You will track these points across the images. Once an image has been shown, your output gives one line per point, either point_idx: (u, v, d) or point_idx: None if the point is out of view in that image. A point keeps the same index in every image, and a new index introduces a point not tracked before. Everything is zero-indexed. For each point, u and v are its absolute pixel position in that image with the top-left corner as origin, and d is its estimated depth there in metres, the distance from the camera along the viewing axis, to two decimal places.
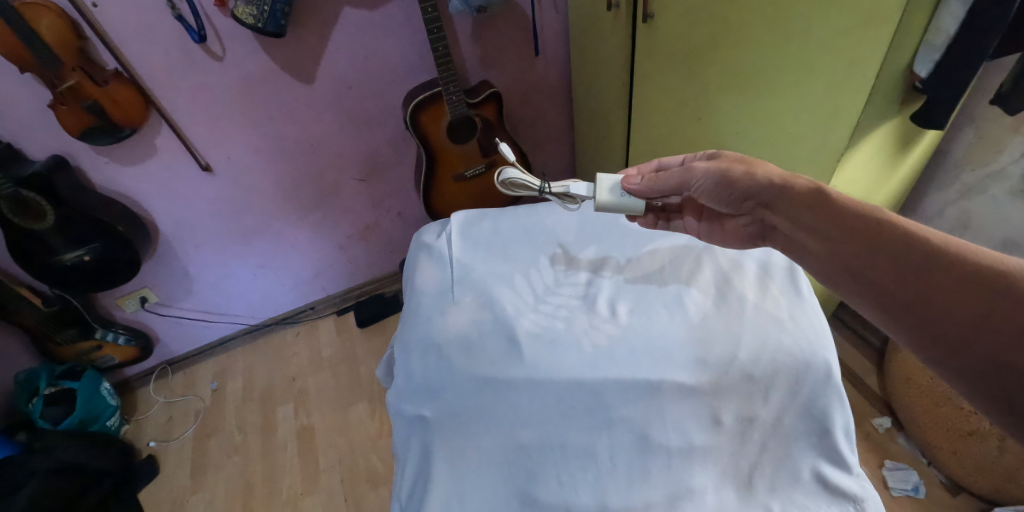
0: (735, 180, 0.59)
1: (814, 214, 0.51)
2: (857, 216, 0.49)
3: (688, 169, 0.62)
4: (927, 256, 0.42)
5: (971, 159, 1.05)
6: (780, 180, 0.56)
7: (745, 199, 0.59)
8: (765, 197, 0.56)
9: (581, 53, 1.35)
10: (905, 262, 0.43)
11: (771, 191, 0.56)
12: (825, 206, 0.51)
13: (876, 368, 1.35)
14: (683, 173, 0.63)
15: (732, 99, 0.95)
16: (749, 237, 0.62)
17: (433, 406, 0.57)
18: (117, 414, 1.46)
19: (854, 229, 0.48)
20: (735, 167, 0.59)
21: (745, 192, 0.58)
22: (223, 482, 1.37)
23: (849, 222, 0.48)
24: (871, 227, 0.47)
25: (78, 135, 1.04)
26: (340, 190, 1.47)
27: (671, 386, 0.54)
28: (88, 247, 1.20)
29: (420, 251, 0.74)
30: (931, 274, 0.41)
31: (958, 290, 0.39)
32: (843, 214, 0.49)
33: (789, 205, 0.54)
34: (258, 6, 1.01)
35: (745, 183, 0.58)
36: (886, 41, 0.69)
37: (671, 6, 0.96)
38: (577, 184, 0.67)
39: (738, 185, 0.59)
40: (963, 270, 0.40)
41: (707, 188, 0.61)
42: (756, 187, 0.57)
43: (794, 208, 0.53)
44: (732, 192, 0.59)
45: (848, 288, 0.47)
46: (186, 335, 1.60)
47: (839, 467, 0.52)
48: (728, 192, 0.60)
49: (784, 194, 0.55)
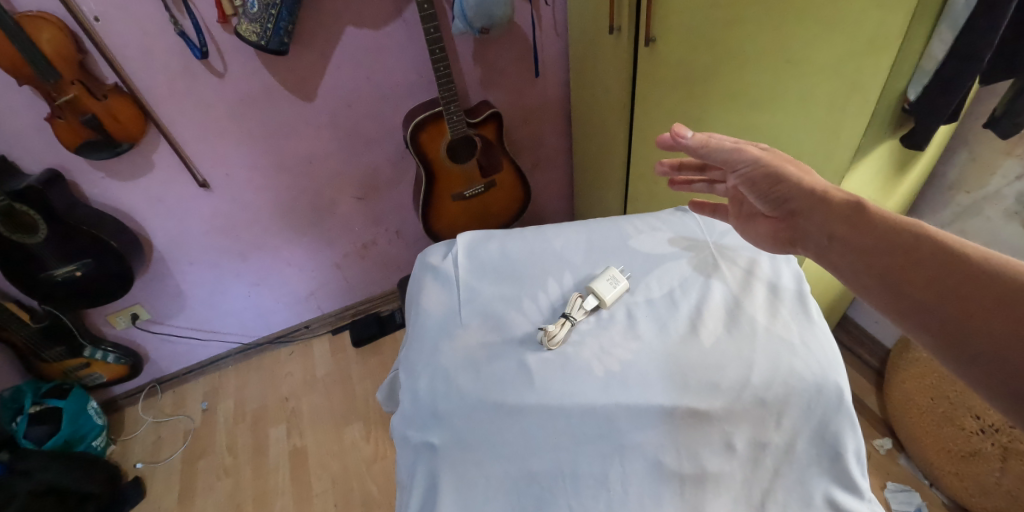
0: (781, 177, 0.56)
1: (853, 225, 0.48)
2: (894, 229, 0.46)
3: (739, 149, 0.59)
4: (970, 275, 0.40)
5: (965, 182, 1.06)
6: (822, 191, 0.53)
7: (783, 203, 0.56)
8: (800, 203, 0.54)
9: (580, 74, 1.37)
10: (947, 278, 0.41)
11: (811, 200, 0.53)
12: (861, 220, 0.48)
13: (875, 390, 1.36)
14: (734, 150, 0.60)
15: (730, 123, 0.97)
16: (781, 243, 0.59)
17: (440, 432, 0.55)
18: (103, 434, 1.41)
19: (894, 244, 0.45)
20: (786, 166, 0.56)
21: (784, 194, 0.56)
22: (212, 506, 1.33)
23: (886, 235, 0.46)
24: (911, 240, 0.44)
25: (74, 149, 1.03)
26: (339, 207, 1.47)
27: (683, 411, 0.54)
28: (81, 261, 1.18)
29: (425, 273, 0.73)
30: (973, 293, 0.39)
31: (1006, 312, 0.37)
32: (880, 229, 0.47)
33: (822, 218, 0.51)
34: (261, 23, 1.01)
35: (789, 183, 0.55)
36: (886, 66, 0.71)
37: (671, 31, 0.99)
38: (600, 282, 0.65)
39: (782, 183, 0.56)
40: (1010, 289, 0.37)
41: (749, 176, 0.58)
42: (797, 193, 0.54)
43: (830, 220, 0.50)
44: (773, 189, 0.57)
45: (885, 304, 0.44)
46: (177, 353, 1.56)
47: (850, 492, 0.52)
48: (770, 189, 0.57)
49: (818, 204, 0.52)
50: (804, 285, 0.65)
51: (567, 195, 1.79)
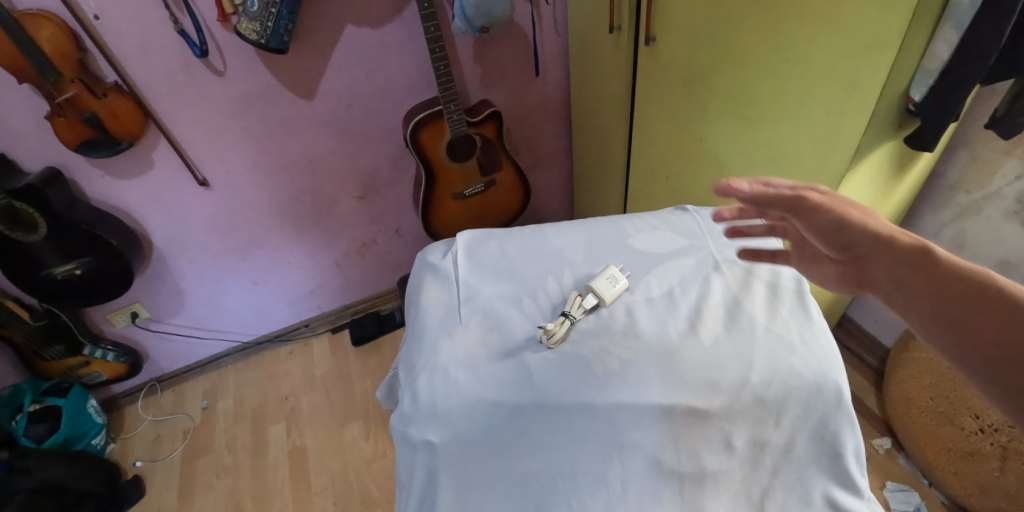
0: (848, 225, 0.47)
1: (923, 273, 0.40)
2: (968, 277, 0.38)
3: (799, 197, 0.50)
4: None
5: (966, 182, 1.06)
6: (890, 236, 0.44)
7: (849, 252, 0.47)
8: (868, 250, 0.44)
9: (580, 73, 1.37)
10: None
11: (879, 246, 0.44)
12: (930, 266, 0.40)
13: (875, 389, 1.36)
14: (794, 199, 0.50)
15: (729, 121, 0.97)
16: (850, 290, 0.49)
17: (439, 430, 0.55)
18: (102, 433, 1.41)
19: (968, 292, 0.37)
20: (852, 211, 0.47)
21: (853, 243, 0.46)
22: (211, 504, 1.33)
23: (959, 282, 0.38)
24: (986, 287, 0.37)
25: (74, 148, 1.02)
26: (339, 206, 1.47)
27: (683, 410, 0.54)
28: (80, 260, 1.18)
29: (425, 271, 0.73)
30: None
31: None
32: (952, 276, 0.39)
33: (889, 263, 0.42)
34: (262, 22, 1.01)
35: (858, 231, 0.46)
36: (886, 66, 0.71)
37: (671, 31, 0.99)
38: (600, 281, 0.65)
39: (850, 231, 0.46)
40: None
41: (814, 225, 0.49)
42: (864, 238, 0.45)
43: (896, 267, 0.42)
44: (839, 237, 0.47)
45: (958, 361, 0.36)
46: (176, 352, 1.56)
47: (849, 491, 0.52)
48: (836, 239, 0.47)
49: (886, 249, 0.43)
50: (804, 284, 0.64)
51: (567, 194, 1.79)
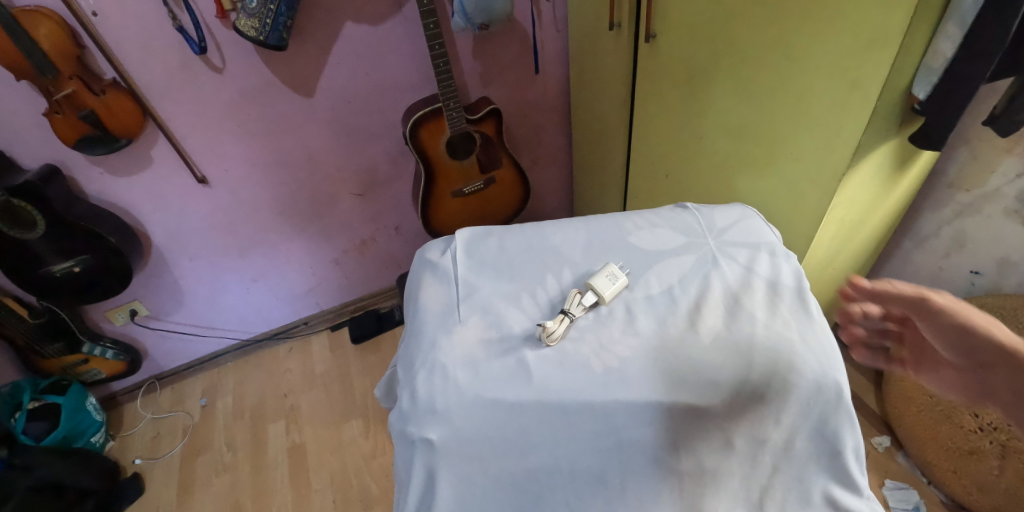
0: (972, 332, 0.46)
1: None
2: None
3: (921, 297, 0.50)
4: None
5: (965, 180, 1.06)
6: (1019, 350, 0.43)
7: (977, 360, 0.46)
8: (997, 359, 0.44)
9: (580, 71, 1.36)
10: None
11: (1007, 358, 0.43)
12: None
13: (874, 388, 1.36)
14: (916, 299, 0.50)
15: (730, 119, 0.96)
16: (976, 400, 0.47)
17: (438, 428, 0.54)
18: (101, 430, 1.41)
19: None
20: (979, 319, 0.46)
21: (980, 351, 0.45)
22: (211, 502, 1.33)
23: None
24: None
25: (71, 145, 1.02)
26: (338, 203, 1.46)
27: (683, 408, 0.53)
28: (79, 257, 1.18)
29: (424, 268, 0.73)
30: None
31: None
32: None
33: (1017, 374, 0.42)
34: (260, 18, 1.00)
35: (984, 339, 0.45)
36: (887, 63, 0.69)
37: (672, 28, 0.99)
38: (600, 279, 0.65)
39: (975, 339, 0.46)
40: None
41: (940, 328, 0.48)
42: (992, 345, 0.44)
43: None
44: (966, 343, 0.46)
45: None
46: (175, 349, 1.56)
47: (848, 489, 0.53)
48: (964, 344, 0.46)
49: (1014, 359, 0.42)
50: (804, 282, 0.64)
51: (567, 193, 1.79)
